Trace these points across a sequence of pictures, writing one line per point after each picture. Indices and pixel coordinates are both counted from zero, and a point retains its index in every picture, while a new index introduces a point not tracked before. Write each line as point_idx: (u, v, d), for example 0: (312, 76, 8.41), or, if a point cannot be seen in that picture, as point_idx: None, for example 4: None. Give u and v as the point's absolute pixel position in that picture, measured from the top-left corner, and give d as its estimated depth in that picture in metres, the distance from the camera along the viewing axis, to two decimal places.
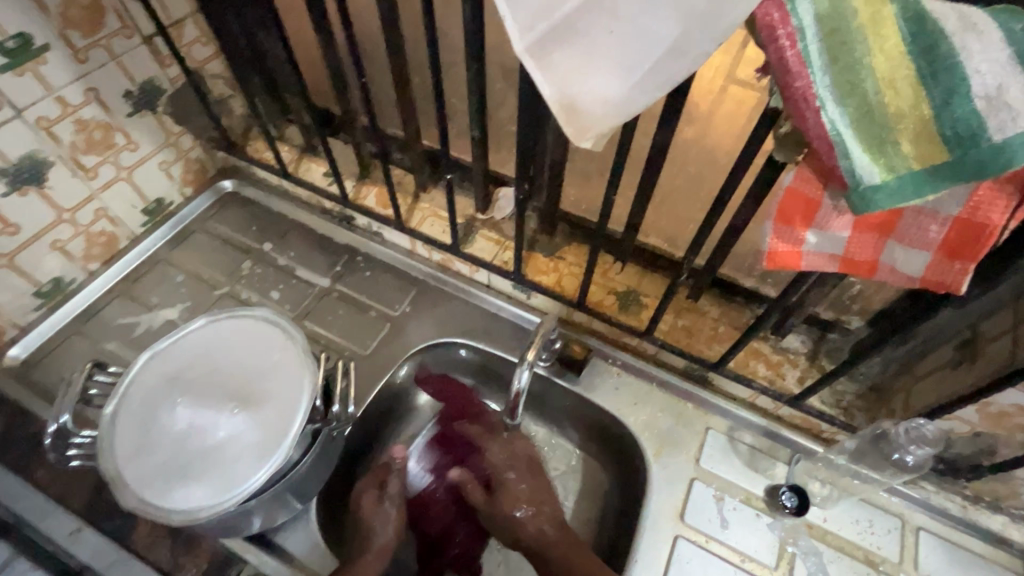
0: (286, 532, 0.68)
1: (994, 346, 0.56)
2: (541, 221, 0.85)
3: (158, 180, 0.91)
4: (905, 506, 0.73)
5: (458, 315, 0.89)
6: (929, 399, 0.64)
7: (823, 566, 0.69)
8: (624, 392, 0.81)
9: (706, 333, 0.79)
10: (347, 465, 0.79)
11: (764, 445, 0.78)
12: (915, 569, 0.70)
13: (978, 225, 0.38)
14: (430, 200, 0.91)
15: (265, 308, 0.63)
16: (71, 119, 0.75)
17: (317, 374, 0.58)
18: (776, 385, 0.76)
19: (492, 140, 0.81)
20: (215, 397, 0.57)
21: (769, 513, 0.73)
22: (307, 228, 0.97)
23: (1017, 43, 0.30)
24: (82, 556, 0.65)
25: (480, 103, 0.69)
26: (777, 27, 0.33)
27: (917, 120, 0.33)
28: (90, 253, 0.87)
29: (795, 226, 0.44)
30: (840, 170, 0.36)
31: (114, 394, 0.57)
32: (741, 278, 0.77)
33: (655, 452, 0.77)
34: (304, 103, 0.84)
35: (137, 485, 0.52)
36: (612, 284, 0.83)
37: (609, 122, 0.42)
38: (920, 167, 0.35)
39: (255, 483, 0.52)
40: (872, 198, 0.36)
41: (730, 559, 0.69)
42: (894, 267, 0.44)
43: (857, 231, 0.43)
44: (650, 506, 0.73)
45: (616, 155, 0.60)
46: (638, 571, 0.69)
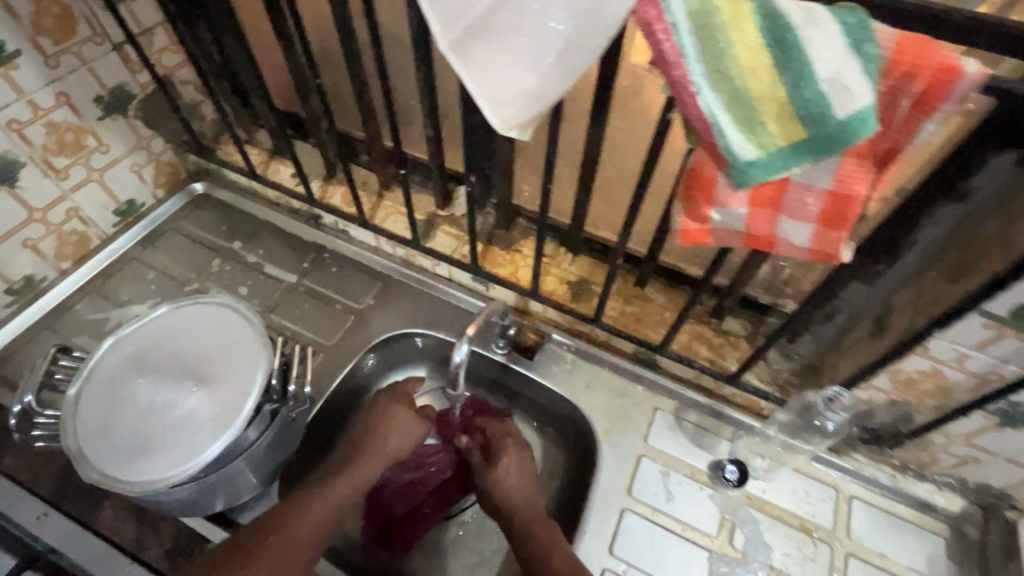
0: (248, 513, 0.71)
1: (899, 317, 0.61)
2: (499, 216, 0.90)
3: (130, 181, 0.95)
4: (839, 477, 0.78)
5: (420, 307, 0.92)
6: (849, 370, 0.68)
7: (760, 533, 0.73)
8: (578, 375, 0.85)
9: (653, 318, 0.84)
10: (311, 451, 0.82)
11: (708, 423, 0.81)
12: (847, 536, 0.73)
13: (847, 196, 0.43)
14: (393, 198, 0.95)
15: (225, 296, 0.68)
16: (42, 122, 0.78)
17: (274, 357, 0.62)
18: (717, 365, 0.80)
19: (449, 140, 0.86)
20: (175, 376, 0.61)
21: (712, 486, 0.77)
22: (276, 227, 1.01)
23: (850, 35, 0.36)
24: (48, 539, 0.68)
25: (432, 103, 0.74)
26: (653, 23, 0.39)
27: (777, 102, 0.38)
28: (62, 252, 0.90)
29: (698, 204, 0.49)
30: (719, 148, 0.41)
31: (78, 378, 0.61)
32: (683, 265, 0.82)
33: (606, 431, 0.80)
34: (270, 106, 0.88)
35: (99, 460, 0.56)
36: (565, 274, 0.87)
37: (525, 110, 0.46)
38: (785, 144, 0.40)
39: (209, 454, 0.56)
40: (749, 172, 0.41)
41: (674, 529, 0.73)
42: (789, 241, 0.48)
43: (753, 208, 0.48)
44: (599, 483, 0.76)
45: (552, 148, 0.64)
46: (586, 543, 0.72)
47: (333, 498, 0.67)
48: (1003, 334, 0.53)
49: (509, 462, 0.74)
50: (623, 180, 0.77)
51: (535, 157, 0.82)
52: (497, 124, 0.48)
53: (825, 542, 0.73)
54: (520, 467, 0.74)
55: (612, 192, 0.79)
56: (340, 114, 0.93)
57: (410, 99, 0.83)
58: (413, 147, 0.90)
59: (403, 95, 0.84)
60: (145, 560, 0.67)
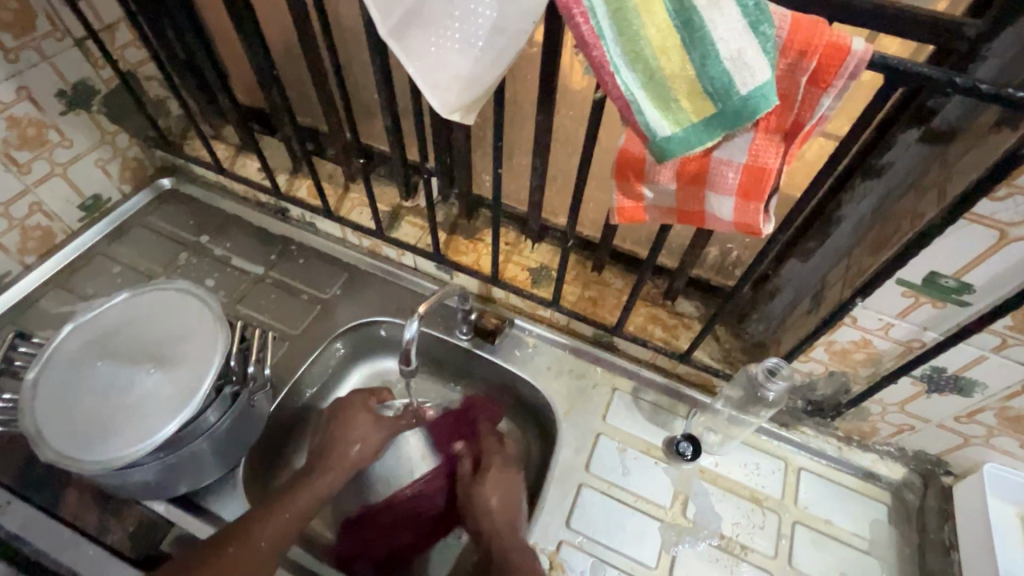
0: (213, 495, 0.72)
1: (832, 292, 0.65)
2: (462, 206, 0.92)
3: (96, 177, 0.96)
4: (788, 450, 0.81)
5: (386, 296, 0.94)
6: (791, 344, 0.72)
7: (711, 504, 0.76)
8: (539, 359, 0.88)
9: (611, 302, 0.86)
10: (277, 438, 0.83)
11: (665, 402, 0.84)
12: (795, 504, 0.77)
13: (760, 169, 0.46)
14: (359, 190, 0.97)
15: (184, 283, 0.69)
16: (2, 116, 0.79)
17: (232, 340, 0.64)
18: (670, 345, 0.83)
19: (409, 132, 0.88)
20: (133, 359, 0.62)
21: (667, 461, 0.80)
22: (244, 220, 1.02)
23: (748, 16, 0.39)
24: (10, 526, 0.68)
25: (390, 95, 0.76)
26: (572, 7, 0.41)
27: (687, 80, 0.41)
28: (26, 246, 0.90)
29: (631, 182, 0.52)
30: (639, 126, 0.44)
31: (35, 363, 0.62)
32: (638, 250, 0.85)
33: (565, 411, 0.83)
34: (234, 101, 0.90)
35: (55, 441, 0.57)
36: (526, 262, 0.90)
37: (462, 92, 0.49)
38: (698, 119, 0.43)
39: (166, 432, 0.57)
40: (667, 147, 0.44)
41: (629, 503, 0.76)
42: (715, 215, 0.51)
43: (680, 184, 0.51)
44: (558, 461, 0.79)
45: (502, 135, 0.67)
46: (545, 517, 0.75)
47: (303, 496, 0.66)
48: (920, 301, 0.57)
49: (489, 483, 0.74)
50: (576, 167, 0.80)
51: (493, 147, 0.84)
52: (439, 108, 0.50)
53: (773, 511, 0.76)
54: (500, 485, 0.74)
55: (568, 180, 0.82)
56: (304, 109, 0.94)
57: (371, 92, 0.85)
58: (377, 140, 0.92)
59: (363, 88, 0.86)
60: (107, 544, 0.68)
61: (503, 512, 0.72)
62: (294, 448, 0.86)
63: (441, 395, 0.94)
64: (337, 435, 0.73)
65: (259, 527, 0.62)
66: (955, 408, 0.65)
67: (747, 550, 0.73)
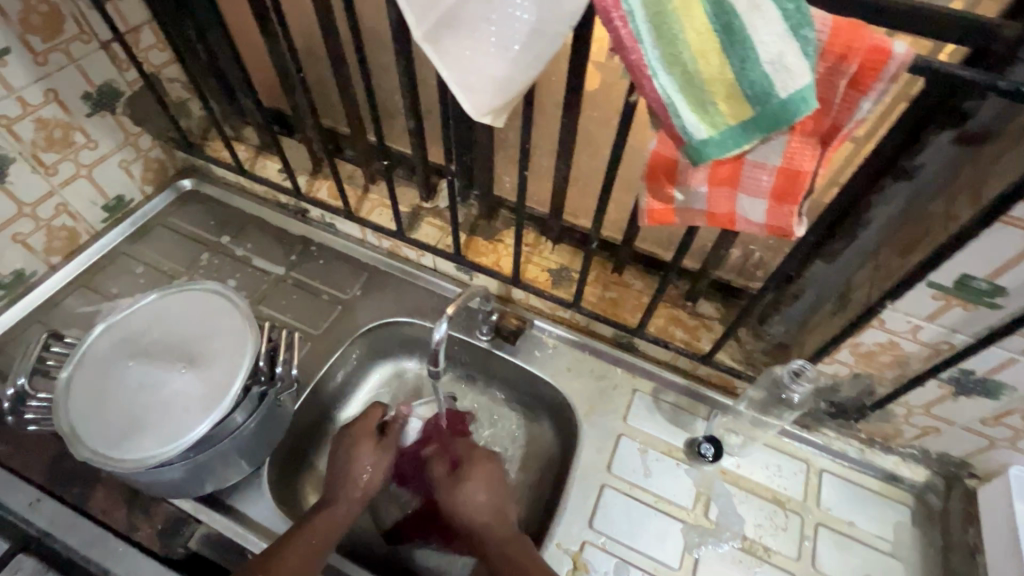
0: (238, 494, 0.72)
1: (858, 294, 0.65)
2: (481, 207, 0.93)
3: (119, 178, 0.96)
4: (811, 452, 0.81)
5: (406, 296, 0.95)
6: (815, 346, 0.72)
7: (733, 506, 0.76)
8: (559, 360, 0.88)
9: (631, 304, 0.86)
10: (300, 437, 0.84)
11: (685, 403, 0.85)
12: (817, 506, 0.77)
13: (795, 172, 0.46)
14: (379, 191, 0.98)
15: (213, 283, 0.70)
16: (31, 118, 0.80)
17: (261, 341, 0.64)
18: (692, 346, 0.83)
19: (430, 134, 0.89)
20: (164, 359, 0.63)
21: (688, 462, 0.80)
22: (264, 221, 1.03)
23: (789, 19, 0.39)
24: (41, 523, 0.69)
25: (414, 97, 0.76)
26: (611, 10, 0.41)
27: (726, 83, 0.41)
28: (51, 247, 0.91)
29: (662, 184, 0.53)
30: (676, 129, 0.44)
31: (69, 362, 0.63)
32: (659, 251, 0.85)
33: (586, 411, 0.83)
34: (256, 103, 0.90)
35: (90, 439, 0.58)
36: (546, 263, 0.90)
37: (495, 96, 0.49)
38: (735, 122, 0.43)
39: (198, 432, 0.58)
40: (703, 150, 0.44)
41: (651, 504, 0.76)
42: (746, 218, 0.52)
43: (712, 187, 0.51)
44: (580, 462, 0.79)
45: (528, 137, 0.67)
46: (567, 517, 0.75)
47: (321, 529, 0.66)
48: (951, 303, 0.56)
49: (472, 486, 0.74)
50: (597, 169, 0.80)
51: (514, 148, 0.84)
52: (471, 111, 0.51)
53: (796, 513, 0.76)
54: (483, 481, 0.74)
55: (589, 182, 0.82)
56: (325, 110, 0.95)
57: (393, 94, 0.86)
58: (397, 141, 0.93)
59: (385, 90, 0.86)
60: (136, 541, 0.69)
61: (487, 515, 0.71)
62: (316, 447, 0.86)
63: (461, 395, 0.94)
64: (344, 467, 0.74)
65: (289, 549, 0.63)
66: (982, 411, 0.65)
67: (770, 552, 0.73)
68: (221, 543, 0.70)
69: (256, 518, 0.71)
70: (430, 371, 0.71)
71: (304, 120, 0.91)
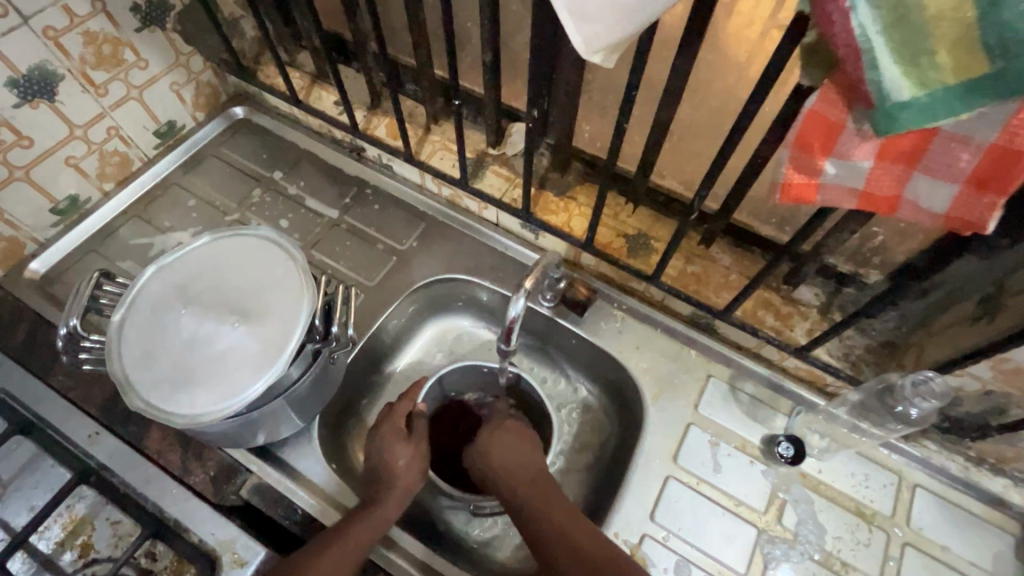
0: (290, 448, 0.71)
1: (1018, 301, 0.53)
2: (554, 159, 0.82)
3: (169, 101, 0.90)
4: (904, 463, 0.73)
5: (464, 251, 0.88)
6: (943, 353, 0.62)
7: (813, 514, 0.70)
8: (628, 335, 0.81)
9: (717, 281, 0.76)
10: (350, 389, 0.81)
11: (765, 395, 0.77)
12: (906, 524, 0.69)
13: (1015, 154, 0.36)
14: (442, 133, 0.89)
15: (266, 228, 0.64)
16: (78, 31, 0.74)
17: (317, 297, 0.59)
18: (784, 336, 0.74)
19: (507, 71, 0.78)
20: (216, 310, 0.58)
21: (764, 461, 0.73)
22: (317, 158, 0.96)
23: None
24: (99, 457, 0.69)
25: (494, 27, 0.65)
26: None
27: (959, 26, 0.30)
28: (104, 172, 0.87)
29: (813, 155, 0.42)
30: (867, 85, 0.34)
31: (121, 303, 0.59)
32: (758, 224, 0.73)
33: (654, 395, 0.77)
34: (314, 24, 0.81)
35: (144, 390, 0.55)
36: (623, 227, 0.81)
37: (616, 30, 0.40)
38: (955, 82, 0.32)
39: (254, 392, 0.54)
40: (898, 116, 0.34)
41: (722, 503, 0.70)
42: (917, 203, 0.42)
43: (880, 161, 0.41)
44: (644, 447, 0.73)
45: (632, 82, 0.56)
46: (627, 507, 0.70)
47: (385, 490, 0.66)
48: None
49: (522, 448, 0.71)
50: (701, 125, 0.68)
51: (602, 93, 0.72)
52: (581, 46, 0.42)
53: (882, 530, 0.69)
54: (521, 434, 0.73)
55: (687, 138, 0.70)
56: (387, 37, 0.84)
57: (466, 21, 0.75)
58: (465, 77, 0.82)
59: (458, 16, 0.75)
60: (190, 485, 0.68)
61: (521, 466, 0.69)
62: (368, 401, 0.84)
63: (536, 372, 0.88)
64: (382, 460, 0.68)
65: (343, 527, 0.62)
66: None
67: (847, 567, 0.67)
68: (271, 495, 0.69)
69: (308, 474, 0.70)
70: (501, 349, 0.66)
71: (366, 46, 0.81)
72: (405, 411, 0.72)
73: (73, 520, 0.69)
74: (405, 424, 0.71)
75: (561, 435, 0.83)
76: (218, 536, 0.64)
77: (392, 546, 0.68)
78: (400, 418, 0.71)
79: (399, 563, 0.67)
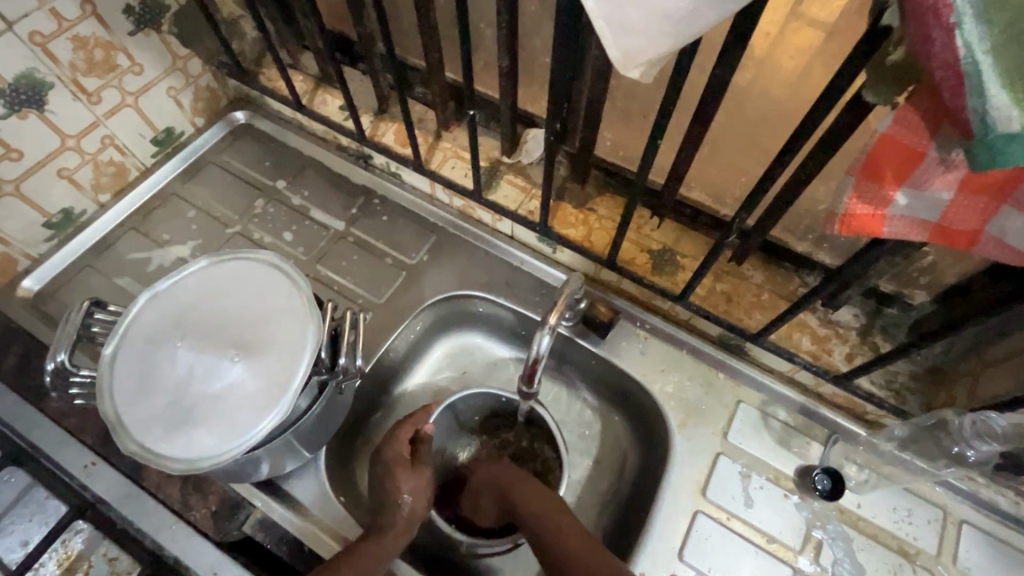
0: (295, 480, 0.67)
1: None
2: (573, 168, 0.77)
3: (167, 107, 0.86)
4: (950, 498, 0.68)
5: (477, 267, 0.83)
6: (1002, 387, 0.57)
7: (851, 553, 0.65)
8: (652, 356, 0.76)
9: (747, 300, 0.72)
10: (358, 413, 0.77)
11: (799, 423, 0.72)
12: (953, 564, 0.65)
13: None
14: (453, 139, 0.84)
15: (268, 251, 0.60)
16: (67, 36, 0.69)
17: (323, 327, 0.55)
18: (821, 361, 0.69)
19: (524, 75, 0.72)
20: (215, 342, 0.54)
21: (799, 494, 0.68)
22: (322, 165, 0.91)
23: None
24: (96, 490, 0.65)
25: (512, 30, 0.60)
26: None
27: None
28: (99, 183, 0.83)
29: (883, 184, 0.37)
30: (965, 113, 0.29)
31: (113, 334, 0.55)
32: (795, 241, 0.68)
33: (681, 423, 0.72)
34: (317, 26, 0.76)
35: (138, 430, 0.51)
36: (647, 242, 0.76)
37: (659, 43, 0.35)
38: None
39: (256, 434, 0.50)
40: (1002, 151, 0.28)
41: (753, 540, 0.66)
42: (1001, 240, 0.37)
43: (962, 193, 0.36)
44: (671, 477, 0.69)
45: (666, 92, 0.51)
46: (653, 544, 0.66)
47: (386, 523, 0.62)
48: None
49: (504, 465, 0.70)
50: (736, 136, 0.62)
51: (627, 100, 0.67)
52: (618, 60, 0.37)
53: (926, 570, 0.64)
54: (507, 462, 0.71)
55: (719, 149, 0.65)
56: (395, 38, 0.79)
57: (480, 22, 0.69)
58: (479, 81, 0.77)
59: (471, 16, 0.70)
60: (191, 520, 0.65)
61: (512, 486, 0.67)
62: (377, 425, 0.80)
63: (550, 393, 0.83)
64: (384, 494, 0.63)
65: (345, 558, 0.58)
66: None
67: None
68: (277, 531, 0.65)
69: (314, 509, 0.65)
70: (523, 391, 0.63)
71: (372, 49, 0.76)
72: (408, 434, 0.67)
73: (70, 557, 0.66)
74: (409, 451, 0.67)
75: (580, 462, 0.79)
76: None
77: None
78: (402, 445, 0.66)
79: None
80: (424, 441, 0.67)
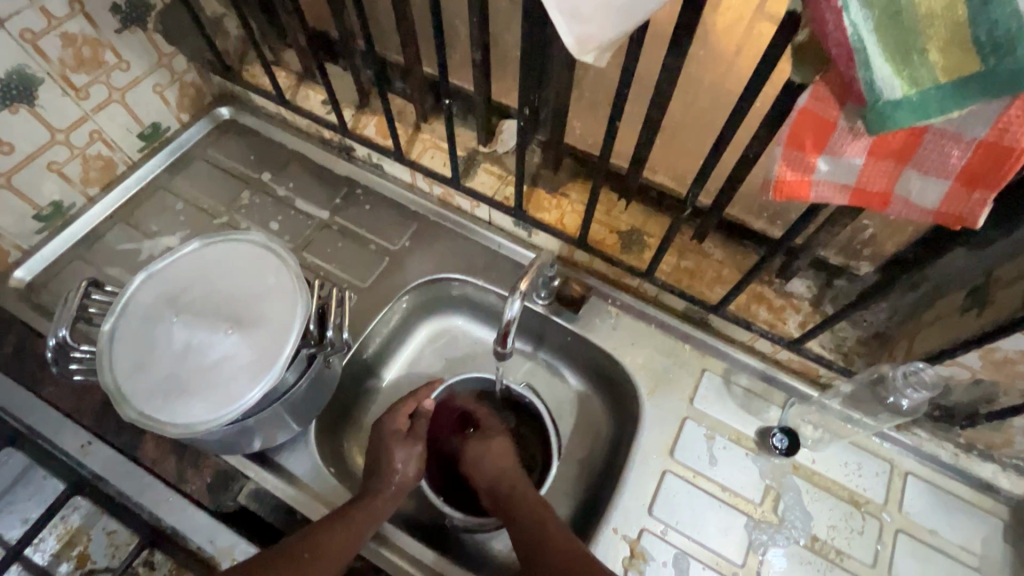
0: (287, 453, 0.70)
1: (1007, 291, 0.54)
2: (544, 156, 0.82)
3: (153, 103, 0.89)
4: (896, 452, 0.74)
5: (458, 251, 0.87)
6: (932, 344, 0.63)
7: (801, 501, 0.71)
8: (623, 331, 0.81)
9: (709, 276, 0.77)
10: (345, 392, 0.81)
11: (759, 388, 0.78)
12: (899, 511, 0.70)
13: (1004, 149, 0.36)
14: (432, 131, 0.88)
15: (258, 233, 0.64)
16: (57, 33, 0.72)
17: (311, 301, 0.59)
18: (777, 329, 0.74)
19: (497, 68, 0.77)
20: (209, 317, 0.58)
21: (758, 453, 0.74)
22: (306, 158, 0.95)
23: None
24: (93, 467, 0.68)
25: (483, 24, 0.64)
26: None
27: (950, 23, 0.30)
28: (88, 177, 0.86)
29: (806, 152, 0.41)
30: (858, 84, 0.34)
31: (111, 312, 0.58)
32: (751, 219, 0.73)
33: (650, 391, 0.77)
34: (299, 24, 0.79)
35: (137, 399, 0.54)
36: (615, 223, 0.81)
37: (607, 29, 0.40)
38: (946, 80, 0.32)
39: (249, 400, 0.54)
40: (890, 115, 0.34)
41: (715, 494, 0.71)
42: (908, 199, 0.42)
43: (872, 158, 0.41)
44: (641, 442, 0.74)
45: (623, 79, 0.56)
46: (625, 501, 0.71)
47: (381, 491, 0.65)
48: None
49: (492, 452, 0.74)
50: (693, 120, 0.67)
51: (592, 90, 0.72)
52: (573, 45, 0.42)
53: (873, 516, 0.70)
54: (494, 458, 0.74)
55: (678, 134, 0.70)
56: (374, 35, 0.83)
57: (455, 17, 0.74)
58: (455, 75, 0.81)
59: (446, 13, 0.74)
60: (187, 493, 0.67)
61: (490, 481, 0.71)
62: (364, 404, 0.84)
63: (530, 372, 0.88)
64: (381, 459, 0.67)
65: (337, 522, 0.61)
66: None
67: (842, 556, 0.68)
68: (269, 500, 0.68)
69: (307, 480, 0.69)
70: (498, 352, 0.67)
71: (353, 45, 0.79)
72: (407, 411, 0.72)
73: (69, 531, 0.71)
74: (407, 423, 0.72)
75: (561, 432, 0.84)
76: (217, 542, 0.64)
77: (390, 547, 0.68)
78: (400, 419, 0.71)
79: (395, 561, 0.67)
80: (421, 416, 0.72)
